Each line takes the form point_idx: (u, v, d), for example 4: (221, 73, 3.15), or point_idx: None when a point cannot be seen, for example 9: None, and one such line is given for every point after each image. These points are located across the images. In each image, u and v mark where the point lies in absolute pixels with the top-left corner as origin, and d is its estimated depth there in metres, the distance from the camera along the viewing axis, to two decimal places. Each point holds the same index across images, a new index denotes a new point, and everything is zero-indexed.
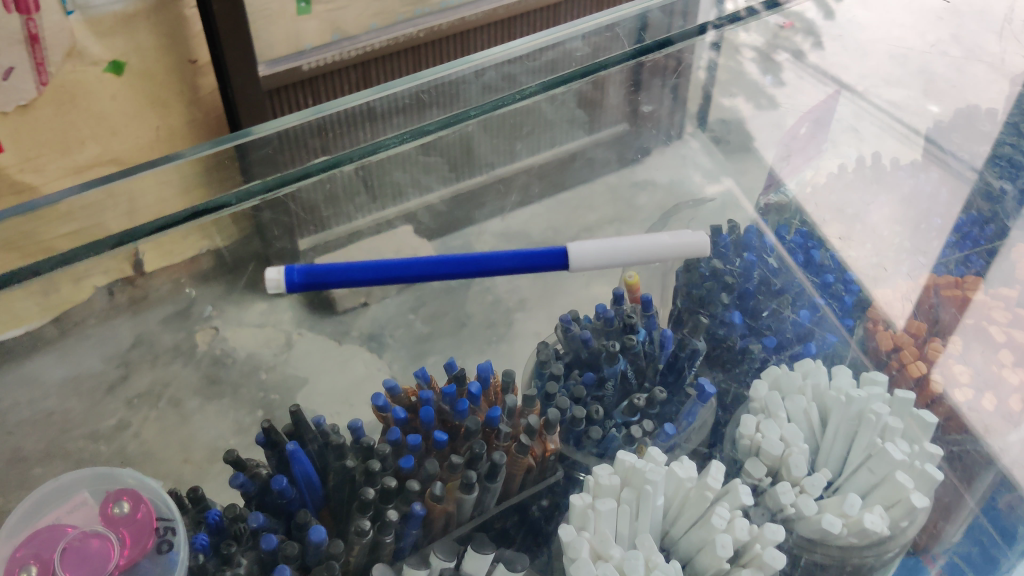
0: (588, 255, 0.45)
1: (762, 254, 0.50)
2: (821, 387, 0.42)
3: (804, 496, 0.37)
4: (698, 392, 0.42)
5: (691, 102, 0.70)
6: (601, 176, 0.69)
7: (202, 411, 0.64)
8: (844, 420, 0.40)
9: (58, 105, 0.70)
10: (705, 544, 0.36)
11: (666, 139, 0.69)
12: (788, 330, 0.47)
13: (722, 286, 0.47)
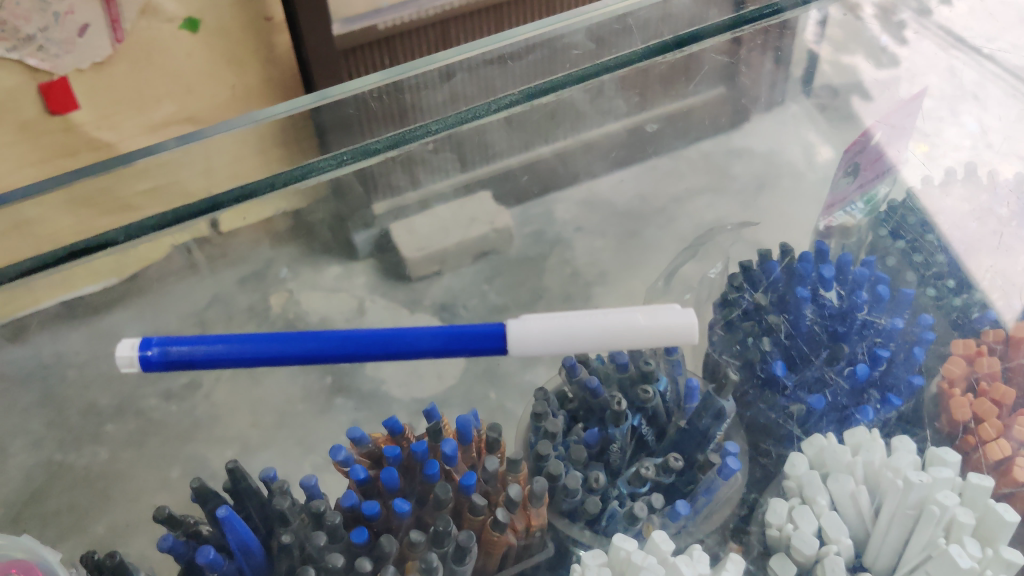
0: (535, 334, 0.32)
1: (817, 291, 0.43)
2: (875, 464, 0.38)
3: None
4: (718, 468, 0.37)
5: (795, 66, 0.63)
6: (695, 143, 0.63)
7: (274, 373, 0.56)
8: (900, 510, 0.35)
9: (133, 63, 0.69)
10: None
11: (766, 106, 0.63)
12: (843, 384, 0.42)
13: (766, 327, 0.43)
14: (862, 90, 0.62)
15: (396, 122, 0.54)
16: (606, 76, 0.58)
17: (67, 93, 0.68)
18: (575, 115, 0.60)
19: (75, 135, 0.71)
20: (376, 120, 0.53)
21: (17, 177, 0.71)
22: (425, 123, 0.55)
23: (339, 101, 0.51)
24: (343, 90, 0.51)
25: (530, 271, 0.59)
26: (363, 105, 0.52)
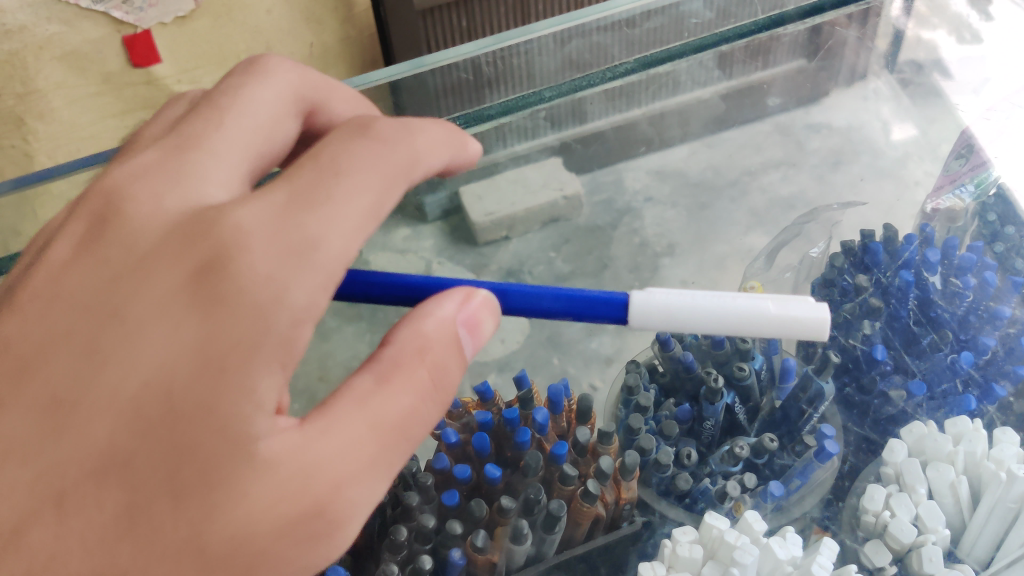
0: (658, 311, 0.29)
1: (923, 272, 0.44)
2: (975, 455, 0.39)
3: None
4: (817, 451, 0.38)
5: (880, 40, 0.61)
6: (774, 115, 0.61)
7: (341, 331, 0.56)
8: (1004, 500, 0.37)
9: (214, 18, 0.70)
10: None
11: (847, 80, 0.61)
12: (943, 369, 0.42)
13: (869, 311, 0.43)
14: (943, 66, 0.60)
15: (513, 87, 0.54)
16: (723, 47, 0.58)
17: (148, 46, 0.69)
18: (676, 85, 0.58)
19: (157, 87, 0.72)
20: (490, 84, 0.53)
21: (101, 128, 0.72)
22: (539, 90, 0.55)
23: (441, 65, 0.51)
24: (449, 54, 0.51)
25: (599, 239, 0.58)
26: (481, 71, 0.52)
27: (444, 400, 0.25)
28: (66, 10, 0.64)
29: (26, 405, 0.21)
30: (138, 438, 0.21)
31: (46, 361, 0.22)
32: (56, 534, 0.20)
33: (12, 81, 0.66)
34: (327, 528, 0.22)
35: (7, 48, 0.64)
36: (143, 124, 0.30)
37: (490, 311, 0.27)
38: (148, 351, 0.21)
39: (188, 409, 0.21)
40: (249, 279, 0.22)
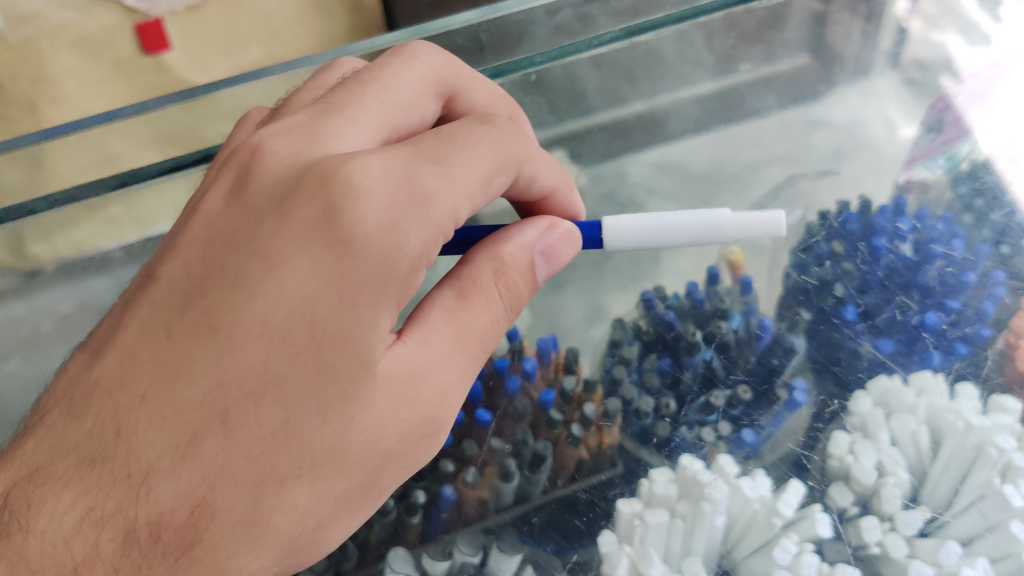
0: (628, 228, 0.39)
1: (894, 241, 0.48)
2: (938, 407, 0.41)
3: (892, 535, 0.38)
4: (784, 402, 0.43)
5: (884, 36, 0.60)
6: (775, 112, 0.59)
7: None
8: (959, 449, 0.40)
9: (224, 8, 0.72)
10: (765, 573, 0.38)
11: (851, 75, 0.60)
12: (910, 328, 0.45)
13: (839, 275, 0.47)
14: (952, 67, 0.58)
15: (503, 52, 0.56)
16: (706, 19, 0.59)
17: (160, 34, 0.70)
18: (663, 63, 0.59)
19: (166, 74, 0.72)
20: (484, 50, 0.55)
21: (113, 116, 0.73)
22: (530, 56, 0.57)
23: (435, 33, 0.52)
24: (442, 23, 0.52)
25: None
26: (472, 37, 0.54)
27: (517, 305, 0.35)
28: None
29: (193, 333, 0.29)
30: (291, 360, 0.29)
31: (205, 294, 0.30)
32: (222, 444, 0.29)
33: (27, 66, 0.67)
34: (428, 430, 0.33)
35: (24, 33, 0.66)
36: (296, 90, 0.43)
37: (571, 240, 0.37)
38: (287, 292, 0.29)
39: (329, 331, 0.29)
40: (372, 230, 0.30)
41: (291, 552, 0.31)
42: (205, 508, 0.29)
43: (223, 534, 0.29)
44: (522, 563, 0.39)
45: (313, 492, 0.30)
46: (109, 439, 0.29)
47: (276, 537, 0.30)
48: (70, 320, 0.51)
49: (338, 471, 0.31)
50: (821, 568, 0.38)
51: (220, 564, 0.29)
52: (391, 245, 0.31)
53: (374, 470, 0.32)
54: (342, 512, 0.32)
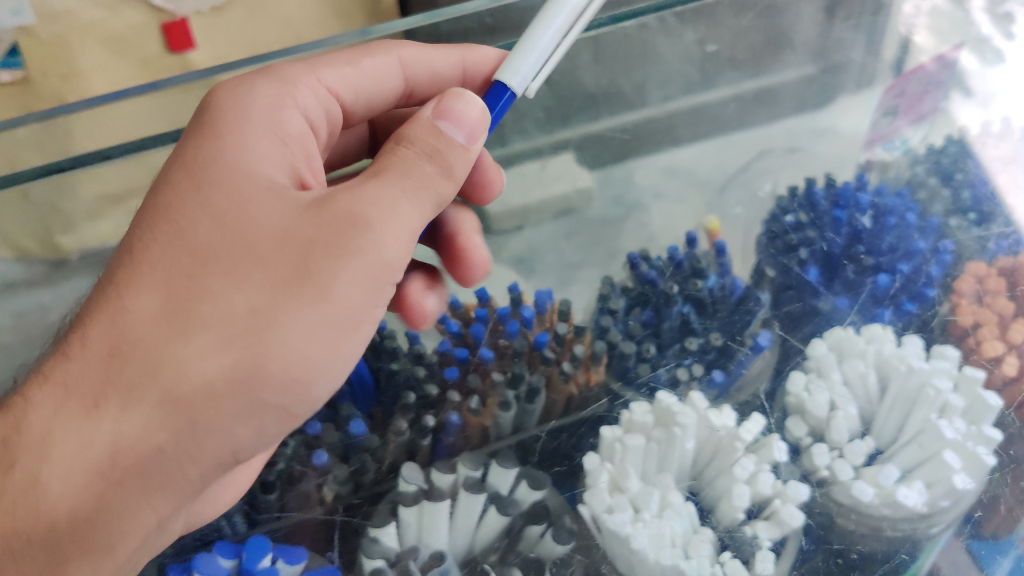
0: (514, 58, 0.39)
1: (856, 211, 0.50)
2: (884, 353, 0.44)
3: (839, 461, 0.41)
4: (750, 346, 0.47)
5: (886, 50, 0.59)
6: (783, 118, 0.61)
7: None
8: (902, 391, 0.43)
9: (249, 9, 0.74)
10: (725, 491, 0.40)
11: (856, 84, 0.60)
12: (867, 290, 0.48)
13: (807, 239, 0.50)
14: (966, 87, 0.57)
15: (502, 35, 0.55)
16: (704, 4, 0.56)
17: (186, 34, 0.73)
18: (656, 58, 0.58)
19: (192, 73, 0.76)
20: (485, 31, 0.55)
21: None
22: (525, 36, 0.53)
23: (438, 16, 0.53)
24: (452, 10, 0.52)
25: (608, 231, 0.58)
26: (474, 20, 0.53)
27: (442, 161, 0.35)
28: None
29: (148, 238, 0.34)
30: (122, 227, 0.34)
31: None
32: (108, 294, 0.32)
33: (58, 62, 0.70)
34: (356, 221, 0.32)
35: (55, 30, 0.69)
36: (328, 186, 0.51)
37: (461, 98, 0.36)
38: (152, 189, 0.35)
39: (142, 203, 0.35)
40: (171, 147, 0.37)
41: (237, 343, 0.31)
42: (109, 331, 0.31)
43: (144, 327, 0.31)
44: (519, 477, 0.40)
45: (233, 284, 0.31)
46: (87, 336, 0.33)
47: (208, 322, 0.31)
48: None
49: (250, 261, 0.31)
50: (775, 487, 0.40)
51: (159, 354, 0.30)
52: (214, 127, 0.36)
53: (302, 255, 0.32)
54: (282, 300, 0.31)
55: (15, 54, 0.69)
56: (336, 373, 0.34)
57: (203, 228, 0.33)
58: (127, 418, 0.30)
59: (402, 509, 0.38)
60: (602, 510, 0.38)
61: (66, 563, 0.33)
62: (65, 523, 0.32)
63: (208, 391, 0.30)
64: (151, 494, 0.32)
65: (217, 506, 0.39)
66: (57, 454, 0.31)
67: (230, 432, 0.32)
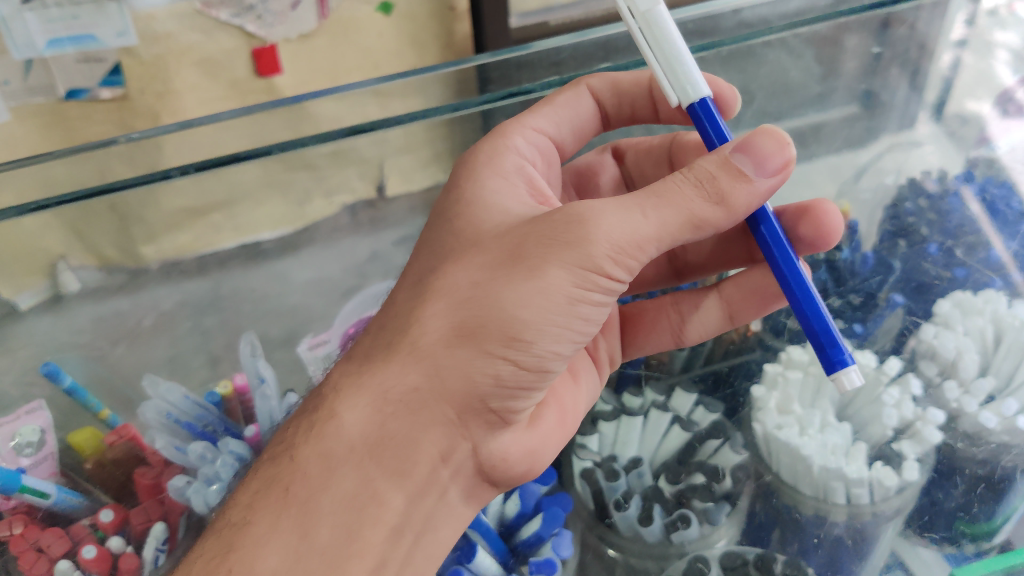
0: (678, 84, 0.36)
1: (964, 204, 0.52)
2: (1000, 312, 0.44)
3: (967, 396, 0.42)
4: (885, 303, 0.48)
5: (930, 91, 0.60)
6: (823, 155, 0.59)
7: None
8: (1017, 341, 0.43)
9: (332, 37, 0.79)
10: (873, 421, 0.42)
11: (896, 125, 0.60)
12: (979, 262, 0.49)
13: (925, 221, 0.52)
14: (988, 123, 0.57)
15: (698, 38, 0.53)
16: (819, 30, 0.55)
17: (273, 58, 0.78)
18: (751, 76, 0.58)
19: (276, 95, 0.81)
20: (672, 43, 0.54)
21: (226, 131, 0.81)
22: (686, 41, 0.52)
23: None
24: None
25: None
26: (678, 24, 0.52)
27: (716, 192, 0.32)
28: (206, 21, 0.73)
29: (425, 244, 0.39)
30: (428, 229, 0.40)
31: (428, 233, 0.40)
32: (403, 281, 0.38)
33: (155, 81, 0.75)
34: (575, 219, 0.32)
35: (155, 51, 0.73)
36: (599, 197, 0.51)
37: (768, 133, 0.31)
38: (436, 211, 0.40)
39: (436, 212, 0.40)
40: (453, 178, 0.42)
41: (459, 309, 0.33)
42: (387, 316, 0.37)
43: (408, 301, 0.36)
44: (697, 403, 0.45)
45: (470, 271, 0.34)
46: (376, 330, 0.38)
47: (449, 296, 0.34)
48: (170, 317, 0.54)
49: (487, 245, 0.35)
50: (917, 413, 0.42)
51: (411, 322, 0.35)
52: (466, 175, 0.40)
53: (515, 243, 0.34)
54: (496, 276, 0.33)
55: (117, 73, 0.73)
56: (565, 331, 0.34)
57: (449, 234, 0.38)
58: (389, 372, 0.34)
59: (601, 422, 0.44)
60: (771, 427, 0.42)
61: (375, 484, 0.34)
62: (360, 445, 0.34)
63: (443, 348, 0.34)
64: (416, 422, 0.34)
65: (504, 469, 0.38)
66: (356, 397, 0.35)
67: (470, 372, 0.33)
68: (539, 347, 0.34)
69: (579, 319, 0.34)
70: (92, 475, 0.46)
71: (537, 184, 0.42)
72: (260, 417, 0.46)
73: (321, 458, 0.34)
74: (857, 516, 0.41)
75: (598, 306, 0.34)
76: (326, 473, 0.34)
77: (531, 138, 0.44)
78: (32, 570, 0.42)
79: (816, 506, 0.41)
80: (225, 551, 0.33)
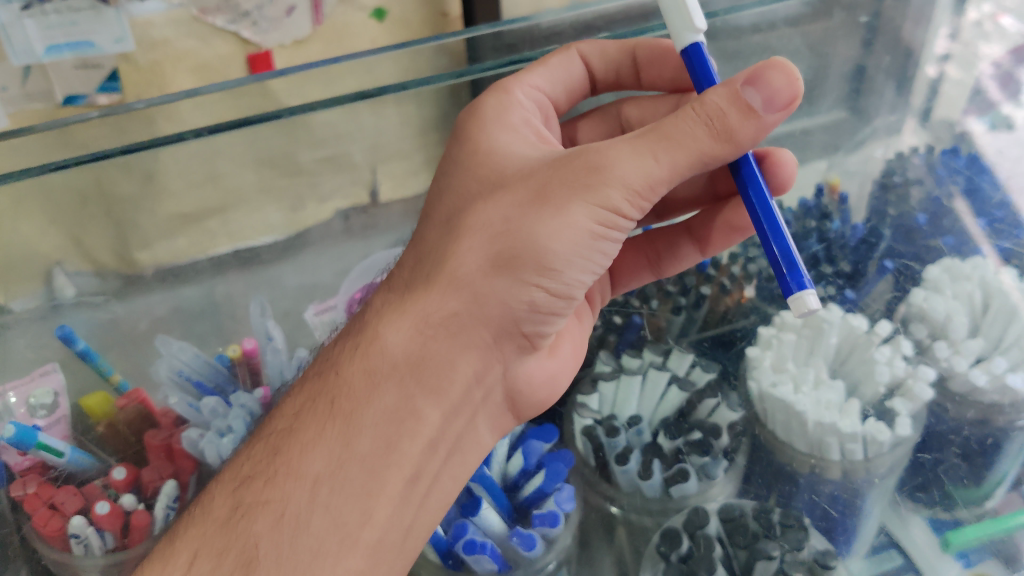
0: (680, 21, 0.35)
1: (951, 182, 0.53)
2: (987, 277, 0.45)
3: (958, 355, 0.42)
4: (876, 268, 0.49)
5: (916, 96, 0.61)
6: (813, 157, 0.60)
7: None
8: (1004, 304, 0.44)
9: (327, 43, 0.80)
10: (865, 378, 0.43)
11: (885, 133, 0.61)
12: (967, 229, 0.49)
13: (915, 191, 0.53)
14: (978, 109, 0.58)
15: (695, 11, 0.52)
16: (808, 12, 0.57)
17: (268, 64, 0.78)
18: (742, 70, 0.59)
19: None
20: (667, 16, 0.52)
21: None
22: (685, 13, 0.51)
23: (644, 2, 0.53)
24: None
25: None
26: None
27: (725, 128, 0.31)
28: (203, 28, 0.74)
29: (445, 177, 0.39)
30: (444, 164, 0.40)
31: (446, 167, 0.40)
32: (428, 212, 0.39)
33: (151, 88, 0.76)
34: (592, 165, 0.32)
35: (152, 57, 0.74)
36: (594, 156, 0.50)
37: (779, 69, 0.29)
38: (453, 148, 0.40)
39: (452, 149, 0.40)
40: (466, 116, 0.42)
41: (493, 241, 0.34)
42: (422, 250, 0.37)
43: (439, 237, 0.36)
44: (694, 364, 0.46)
45: (499, 204, 0.34)
46: (401, 260, 0.38)
47: (479, 227, 0.34)
48: (164, 321, 0.54)
49: (512, 180, 0.35)
50: (908, 370, 0.42)
51: (444, 253, 0.35)
52: (476, 125, 0.40)
53: (542, 178, 0.34)
54: (526, 212, 0.33)
55: (114, 79, 0.74)
56: (591, 261, 0.35)
57: (472, 172, 0.37)
58: (426, 300, 0.35)
59: (601, 383, 0.44)
60: (767, 385, 0.43)
61: (414, 400, 0.34)
62: (401, 363, 0.35)
63: (479, 278, 0.34)
64: (455, 344, 0.35)
65: (528, 395, 0.41)
66: (395, 321, 0.35)
67: (506, 299, 0.35)
68: (568, 275, 0.35)
69: (609, 247, 0.35)
70: (102, 438, 0.45)
71: (544, 134, 0.40)
72: (270, 372, 0.49)
73: (365, 374, 0.35)
74: (851, 472, 0.41)
75: (622, 238, 0.35)
76: (370, 388, 0.34)
77: (530, 94, 0.44)
78: (46, 526, 0.40)
79: (812, 463, 0.42)
80: (273, 455, 0.33)
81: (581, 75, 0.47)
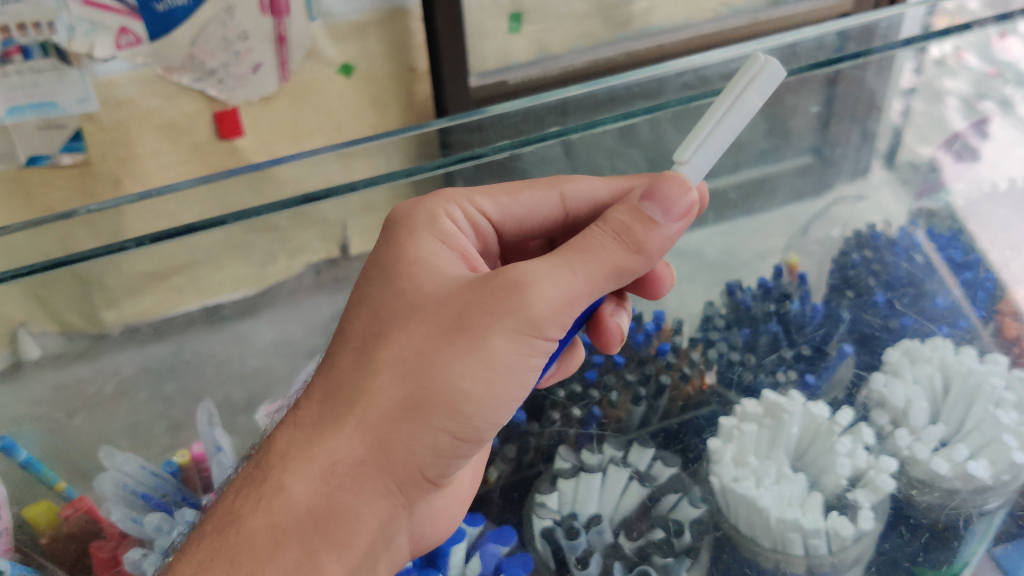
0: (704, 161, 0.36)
1: (911, 251, 0.53)
2: (947, 358, 0.46)
3: (920, 443, 0.43)
4: (836, 353, 0.49)
5: (881, 140, 0.61)
6: (779, 207, 0.59)
7: None
8: (964, 388, 0.44)
9: (294, 99, 0.79)
10: (825, 470, 0.43)
11: (851, 174, 0.59)
12: (926, 310, 0.50)
13: (871, 271, 0.53)
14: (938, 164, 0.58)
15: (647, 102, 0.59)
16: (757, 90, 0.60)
17: (235, 121, 0.78)
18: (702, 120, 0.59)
19: (237, 157, 0.81)
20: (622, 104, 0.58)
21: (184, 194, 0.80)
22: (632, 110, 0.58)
23: (610, 88, 0.57)
24: (616, 79, 0.58)
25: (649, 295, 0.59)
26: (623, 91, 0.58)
27: (633, 240, 0.35)
28: (168, 86, 0.74)
29: (355, 295, 0.39)
30: (359, 279, 0.40)
31: (361, 279, 0.40)
32: (338, 332, 0.38)
33: (115, 147, 0.75)
34: (511, 287, 0.34)
35: (117, 116, 0.73)
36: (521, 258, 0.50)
37: (674, 181, 0.34)
38: (373, 259, 0.40)
39: (371, 260, 0.41)
40: (393, 223, 0.42)
41: (407, 379, 0.34)
42: (331, 382, 0.36)
43: (348, 368, 0.36)
44: (654, 458, 0.45)
45: (414, 338, 0.35)
46: (310, 385, 0.38)
47: (392, 366, 0.35)
48: (131, 381, 0.51)
49: (425, 313, 0.36)
50: (869, 462, 0.42)
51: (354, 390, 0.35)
52: (403, 234, 0.41)
53: (459, 308, 0.35)
54: (440, 346, 0.34)
55: (78, 138, 0.73)
56: (500, 402, 0.36)
57: (387, 293, 0.38)
58: (333, 444, 0.35)
59: (560, 480, 0.44)
60: (728, 480, 0.42)
61: (316, 555, 0.34)
62: (305, 517, 0.34)
63: (388, 421, 0.34)
64: (359, 493, 0.35)
65: (427, 534, 0.41)
66: (299, 468, 0.35)
67: (414, 445, 0.35)
68: (474, 420, 0.36)
69: (514, 386, 0.36)
70: (46, 548, 0.44)
71: (469, 252, 0.42)
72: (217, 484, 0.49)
73: (268, 531, 0.34)
74: (816, 567, 0.40)
75: (523, 380, 0.37)
76: (272, 546, 0.34)
77: (468, 214, 0.44)
78: None
79: (775, 559, 0.40)
80: None
81: (553, 210, 0.46)
